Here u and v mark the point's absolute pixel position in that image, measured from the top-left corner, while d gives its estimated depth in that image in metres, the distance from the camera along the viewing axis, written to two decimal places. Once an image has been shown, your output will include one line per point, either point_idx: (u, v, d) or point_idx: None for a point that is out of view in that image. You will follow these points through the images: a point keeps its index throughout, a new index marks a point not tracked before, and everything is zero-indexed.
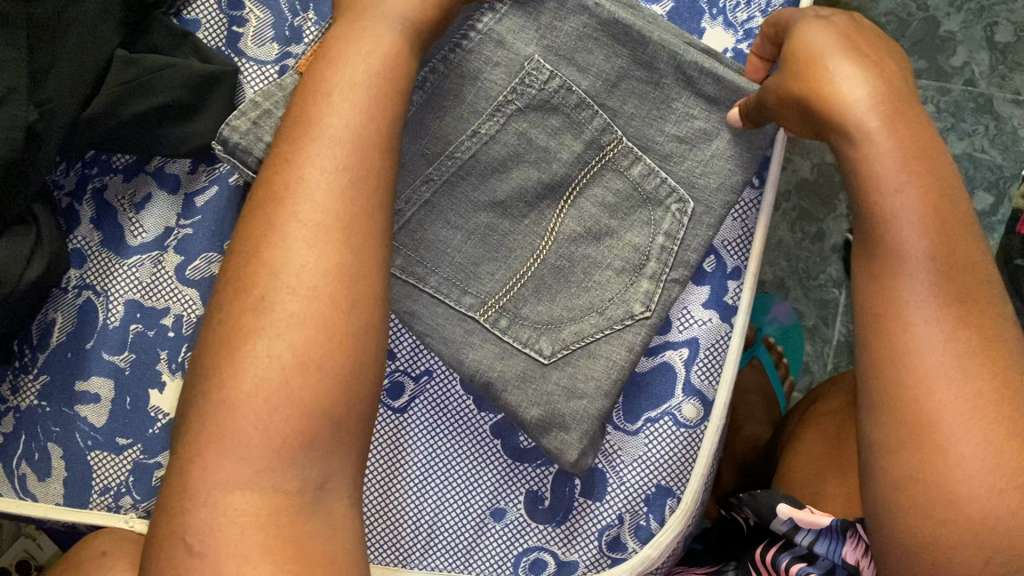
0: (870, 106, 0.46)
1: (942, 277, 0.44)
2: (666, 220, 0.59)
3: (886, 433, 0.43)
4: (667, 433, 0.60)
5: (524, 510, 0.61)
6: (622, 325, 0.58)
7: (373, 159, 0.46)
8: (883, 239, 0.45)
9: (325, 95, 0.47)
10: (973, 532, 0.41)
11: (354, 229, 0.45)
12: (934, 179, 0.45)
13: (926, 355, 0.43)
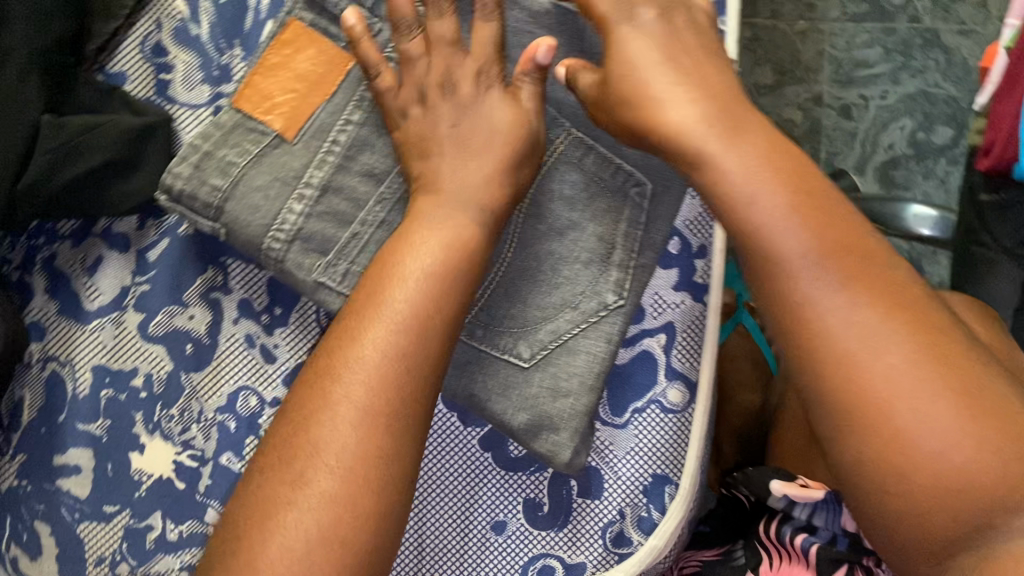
0: (703, 119, 0.47)
1: (829, 260, 0.41)
2: (627, 206, 0.58)
3: (834, 426, 0.40)
4: (656, 421, 0.60)
5: (524, 518, 0.60)
6: (598, 316, 0.57)
7: (428, 341, 0.48)
8: (755, 236, 0.43)
9: (390, 276, 0.49)
10: (945, 494, 0.37)
11: (403, 417, 0.46)
12: (788, 177, 0.44)
13: (840, 339, 0.40)
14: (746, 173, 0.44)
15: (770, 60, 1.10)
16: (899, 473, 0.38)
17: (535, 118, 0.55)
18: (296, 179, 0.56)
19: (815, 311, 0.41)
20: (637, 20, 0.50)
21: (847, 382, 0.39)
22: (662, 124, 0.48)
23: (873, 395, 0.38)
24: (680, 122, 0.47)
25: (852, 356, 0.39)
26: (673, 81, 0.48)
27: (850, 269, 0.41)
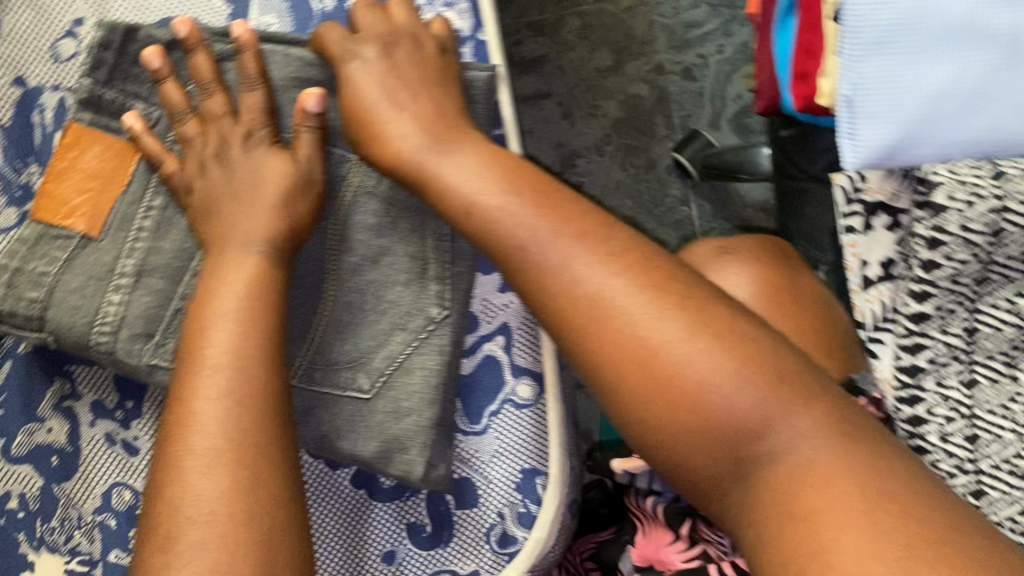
0: (425, 142, 0.55)
1: (577, 241, 0.47)
2: (432, 222, 0.61)
3: (623, 392, 0.44)
4: (512, 419, 0.62)
5: (410, 543, 0.62)
6: (427, 332, 0.60)
7: (253, 372, 0.49)
8: (511, 239, 0.49)
9: (202, 332, 0.51)
10: (723, 424, 0.42)
11: (250, 444, 0.47)
12: (516, 180, 0.51)
13: (609, 306, 0.45)
14: (483, 190, 0.51)
15: (605, 43, 1.13)
16: (676, 418, 0.43)
17: (310, 164, 0.58)
18: (109, 273, 0.57)
19: (574, 290, 0.46)
20: (364, 60, 0.58)
21: (620, 343, 0.44)
22: (399, 157, 0.55)
23: (642, 350, 0.44)
24: (407, 151, 0.55)
25: (617, 320, 0.44)
26: (397, 113, 0.56)
27: (590, 249, 0.47)
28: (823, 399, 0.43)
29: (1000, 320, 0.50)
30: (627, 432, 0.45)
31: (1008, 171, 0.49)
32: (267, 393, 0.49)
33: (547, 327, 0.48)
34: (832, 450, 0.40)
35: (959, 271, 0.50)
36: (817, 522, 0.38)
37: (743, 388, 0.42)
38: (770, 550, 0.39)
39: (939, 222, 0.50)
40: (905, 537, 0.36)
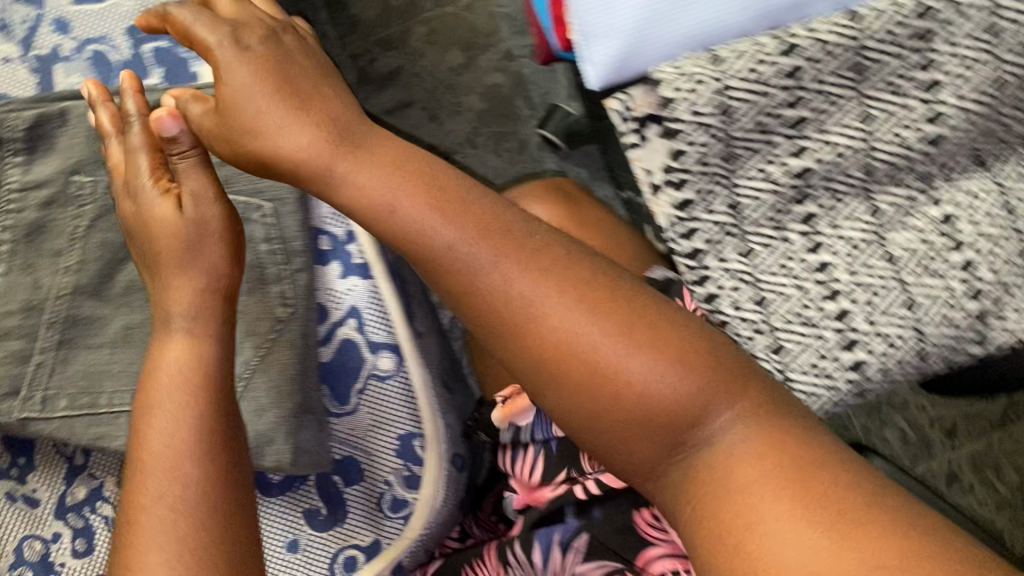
0: (328, 153, 0.50)
1: (489, 238, 0.45)
2: (259, 229, 0.64)
3: (559, 390, 0.43)
4: (380, 392, 0.67)
5: (310, 528, 0.65)
6: (276, 331, 0.63)
7: (216, 457, 0.48)
8: (415, 244, 0.46)
9: (152, 411, 0.49)
10: (663, 419, 0.41)
11: (215, 531, 0.45)
12: (423, 181, 0.48)
13: (539, 306, 0.43)
14: (388, 198, 0.47)
15: (453, 43, 1.17)
16: (609, 412, 0.42)
17: (215, 200, 0.58)
18: None
19: (492, 291, 0.44)
20: (240, 48, 0.52)
21: (540, 337, 0.43)
22: (302, 166, 0.50)
23: (557, 340, 0.42)
24: (295, 152, 0.50)
25: (548, 319, 0.42)
26: (285, 114, 0.50)
27: (516, 254, 0.44)
28: (757, 387, 0.42)
29: (757, 189, 0.54)
30: (552, 412, 0.44)
31: (722, 55, 0.53)
32: (218, 468, 0.47)
33: (467, 318, 0.46)
34: (772, 437, 0.40)
35: (705, 152, 0.53)
36: (747, 500, 0.38)
37: (675, 380, 0.41)
38: (698, 539, 0.39)
39: (670, 113, 0.53)
40: (838, 524, 0.35)
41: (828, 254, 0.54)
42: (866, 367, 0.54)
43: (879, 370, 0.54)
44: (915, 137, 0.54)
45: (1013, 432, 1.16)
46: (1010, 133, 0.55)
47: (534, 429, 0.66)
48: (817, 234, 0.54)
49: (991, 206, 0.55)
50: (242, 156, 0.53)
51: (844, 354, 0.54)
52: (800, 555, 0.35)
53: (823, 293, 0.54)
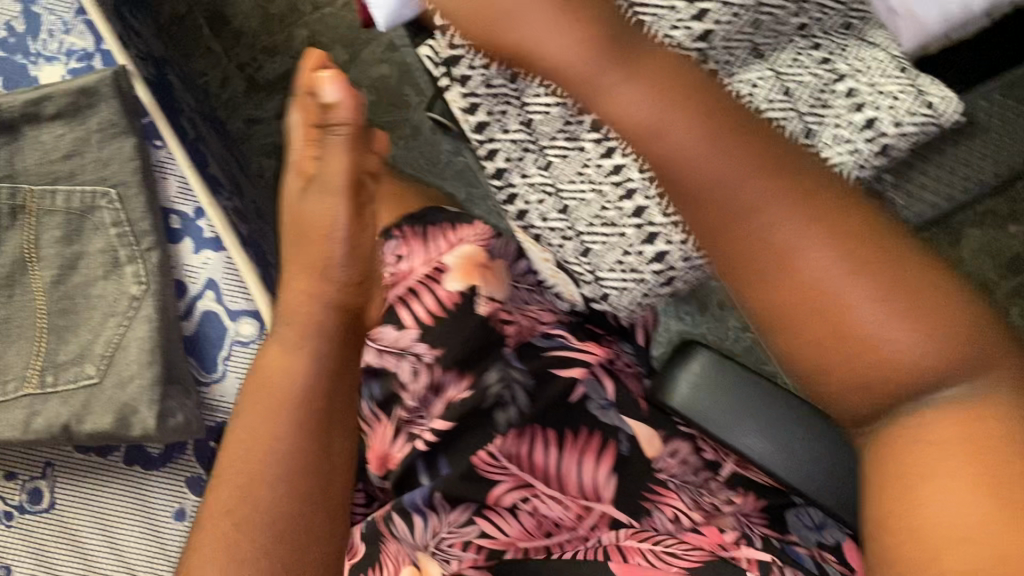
0: (586, 62, 0.51)
1: (769, 174, 0.46)
2: (106, 216, 0.67)
3: (795, 326, 0.45)
4: (243, 357, 0.69)
5: (193, 495, 0.68)
6: (134, 308, 0.66)
7: (323, 455, 0.54)
8: (657, 139, 0.48)
9: (267, 384, 0.55)
10: (902, 377, 0.43)
11: (314, 505, 0.52)
12: (693, 104, 0.48)
13: (781, 227, 0.45)
14: (656, 114, 0.49)
15: (337, 40, 1.19)
16: (827, 347, 0.44)
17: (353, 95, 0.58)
18: None
19: (738, 220, 0.46)
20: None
21: (776, 265, 0.45)
22: (566, 76, 0.52)
23: (780, 274, 0.45)
24: (558, 63, 0.52)
25: (780, 243, 0.45)
26: (567, 35, 0.52)
27: (768, 178, 0.46)
28: (1008, 367, 0.44)
29: (545, 104, 0.58)
30: (776, 351, 0.47)
31: None
32: (306, 463, 0.53)
33: (675, 201, 0.49)
34: (964, 418, 0.42)
35: (488, 73, 0.58)
36: (910, 476, 0.43)
37: (930, 352, 0.43)
38: (872, 517, 0.44)
39: (450, 42, 0.57)
40: (1000, 500, 0.41)
41: (620, 155, 0.56)
42: (668, 257, 0.56)
43: (680, 260, 0.56)
44: (685, 34, 0.56)
45: None
46: (778, 19, 0.57)
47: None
48: (608, 140, 0.57)
49: (768, 91, 0.57)
50: (499, 54, 0.54)
51: (644, 247, 0.57)
52: (963, 526, 0.41)
53: (619, 194, 0.57)
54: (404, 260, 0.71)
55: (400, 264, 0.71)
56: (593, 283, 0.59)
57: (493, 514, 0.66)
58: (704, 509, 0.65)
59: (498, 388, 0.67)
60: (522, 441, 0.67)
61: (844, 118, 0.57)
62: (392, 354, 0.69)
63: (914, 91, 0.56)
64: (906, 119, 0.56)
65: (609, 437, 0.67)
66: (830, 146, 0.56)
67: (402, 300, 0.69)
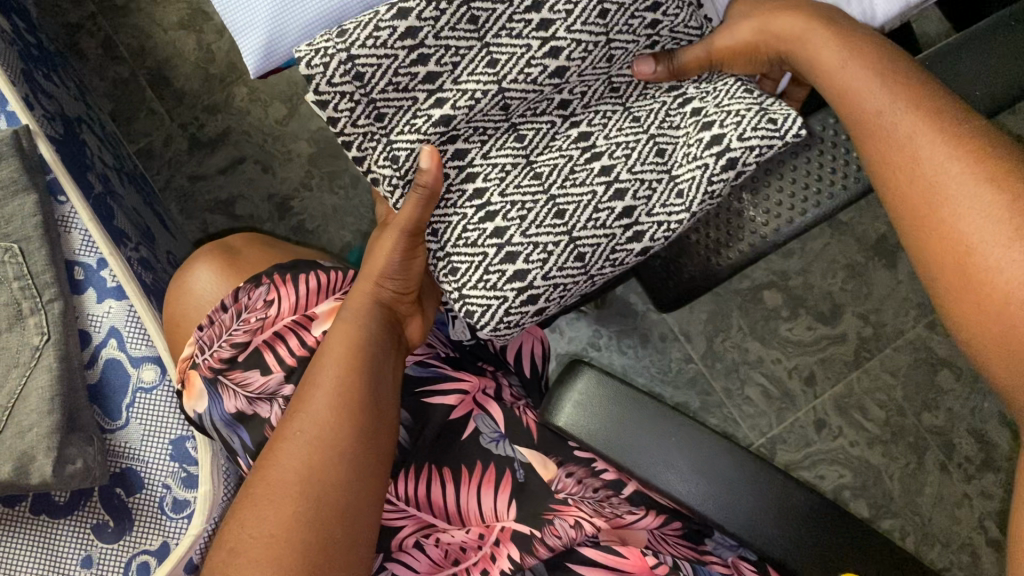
0: (810, 22, 0.61)
1: (914, 103, 0.55)
2: (9, 269, 0.69)
3: (901, 190, 0.55)
4: (147, 402, 0.71)
5: (100, 542, 0.69)
6: (36, 358, 0.67)
7: (383, 383, 0.61)
8: (829, 72, 0.59)
9: (347, 325, 0.62)
10: (1001, 280, 0.49)
11: (381, 415, 0.60)
12: (876, 62, 0.58)
13: (940, 171, 0.53)
14: (841, 59, 0.59)
15: (277, 96, 1.23)
16: (952, 270, 0.52)
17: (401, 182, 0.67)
18: None
19: (876, 119, 0.56)
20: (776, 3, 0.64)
21: (921, 181, 0.54)
22: (777, 27, 0.62)
23: (927, 193, 0.53)
24: (792, 32, 0.62)
25: (915, 150, 0.54)
26: (800, 16, 0.62)
27: (918, 118, 0.55)
28: None
29: (409, 142, 0.61)
30: (920, 264, 0.55)
31: (348, 28, 0.59)
32: (363, 436, 0.57)
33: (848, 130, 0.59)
34: None
35: (353, 115, 0.60)
36: (999, 292, 0.49)
37: (1010, 252, 0.49)
38: (968, 330, 0.51)
39: (315, 88, 0.59)
40: None
41: (482, 180, 0.61)
42: (529, 275, 0.61)
43: (541, 277, 0.61)
44: (540, 71, 0.60)
45: (870, 369, 1.18)
46: (629, 51, 0.62)
47: (210, 413, 0.66)
48: (469, 166, 0.62)
49: (618, 122, 0.62)
50: (753, 50, 0.63)
51: (505, 266, 0.61)
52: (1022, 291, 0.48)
53: (480, 214, 0.61)
54: (273, 304, 0.68)
55: (269, 309, 0.68)
56: (460, 300, 0.62)
57: (403, 556, 0.66)
58: (606, 515, 0.66)
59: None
60: (418, 482, 0.67)
61: (693, 137, 0.61)
62: (263, 402, 0.66)
63: (757, 109, 0.60)
64: (750, 132, 0.59)
65: (504, 467, 0.68)
66: (681, 164, 0.61)
67: (269, 345, 0.67)
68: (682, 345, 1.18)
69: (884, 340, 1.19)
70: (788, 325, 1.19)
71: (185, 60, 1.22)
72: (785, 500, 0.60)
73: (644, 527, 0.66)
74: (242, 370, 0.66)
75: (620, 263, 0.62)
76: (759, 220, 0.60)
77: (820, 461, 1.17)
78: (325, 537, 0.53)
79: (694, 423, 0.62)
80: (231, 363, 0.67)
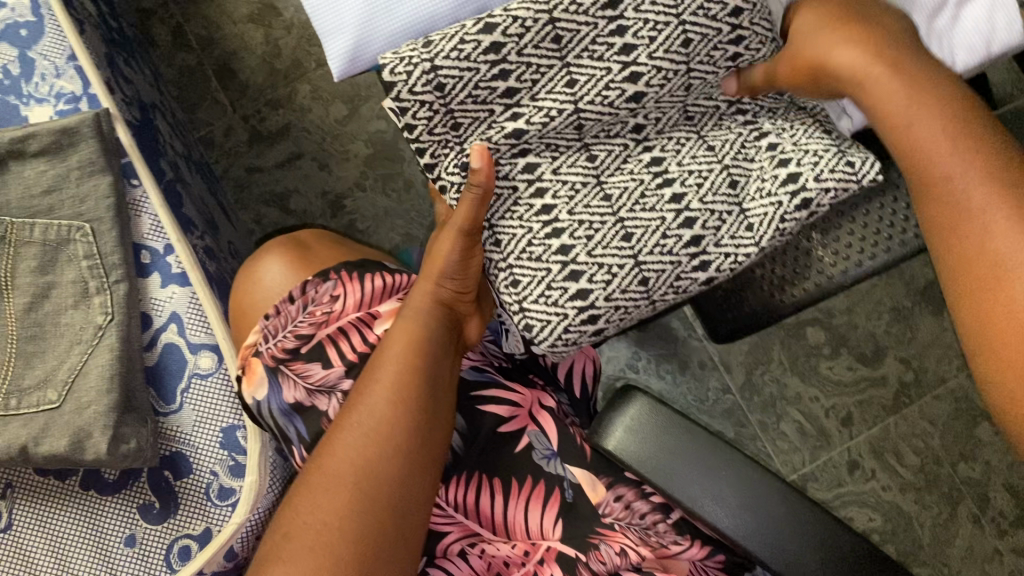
0: (877, 60, 0.61)
1: (981, 167, 0.56)
2: (80, 249, 0.70)
3: (953, 249, 0.57)
4: (201, 389, 0.72)
5: (145, 522, 0.70)
6: (99, 336, 0.69)
7: (440, 377, 0.62)
8: (897, 116, 0.59)
9: (405, 323, 0.64)
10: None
11: (438, 409, 0.61)
12: (946, 116, 0.58)
13: (998, 240, 0.54)
14: (908, 109, 0.59)
15: (338, 96, 1.24)
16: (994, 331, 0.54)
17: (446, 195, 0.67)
18: None
19: (940, 178, 0.57)
20: (842, 25, 0.63)
21: (976, 246, 0.55)
22: (841, 59, 0.61)
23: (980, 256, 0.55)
24: (860, 68, 0.61)
25: (977, 217, 0.56)
26: (865, 52, 0.61)
27: (984, 184, 0.56)
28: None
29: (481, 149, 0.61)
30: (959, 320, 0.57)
31: (434, 39, 0.60)
32: (417, 435, 0.59)
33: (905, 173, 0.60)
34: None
35: (430, 123, 0.61)
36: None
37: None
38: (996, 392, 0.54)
39: (395, 95, 0.60)
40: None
41: (551, 196, 0.61)
42: (591, 295, 0.60)
43: (602, 299, 0.60)
44: (617, 96, 0.60)
45: (908, 415, 1.18)
46: (707, 82, 0.62)
47: (269, 401, 0.66)
48: (539, 180, 0.61)
49: (693, 149, 0.62)
50: (815, 77, 0.62)
51: (568, 284, 0.60)
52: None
53: (546, 230, 0.61)
54: (339, 300, 0.69)
55: (335, 304, 0.69)
56: (519, 313, 0.62)
57: (445, 563, 0.67)
58: (651, 544, 0.66)
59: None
60: (467, 489, 0.68)
61: (768, 174, 0.61)
62: (322, 395, 0.67)
63: (835, 150, 0.60)
64: (827, 174, 0.59)
65: (552, 485, 0.68)
66: (753, 199, 0.61)
67: (332, 340, 0.68)
68: (721, 376, 1.18)
69: (925, 387, 1.18)
70: (829, 364, 1.19)
71: (251, 52, 1.23)
72: (828, 542, 0.59)
73: (687, 558, 0.67)
74: (304, 362, 0.67)
75: (682, 291, 0.62)
76: (826, 261, 0.62)
77: (850, 502, 1.16)
78: (372, 533, 0.55)
79: (743, 458, 0.61)
80: (294, 355, 0.68)
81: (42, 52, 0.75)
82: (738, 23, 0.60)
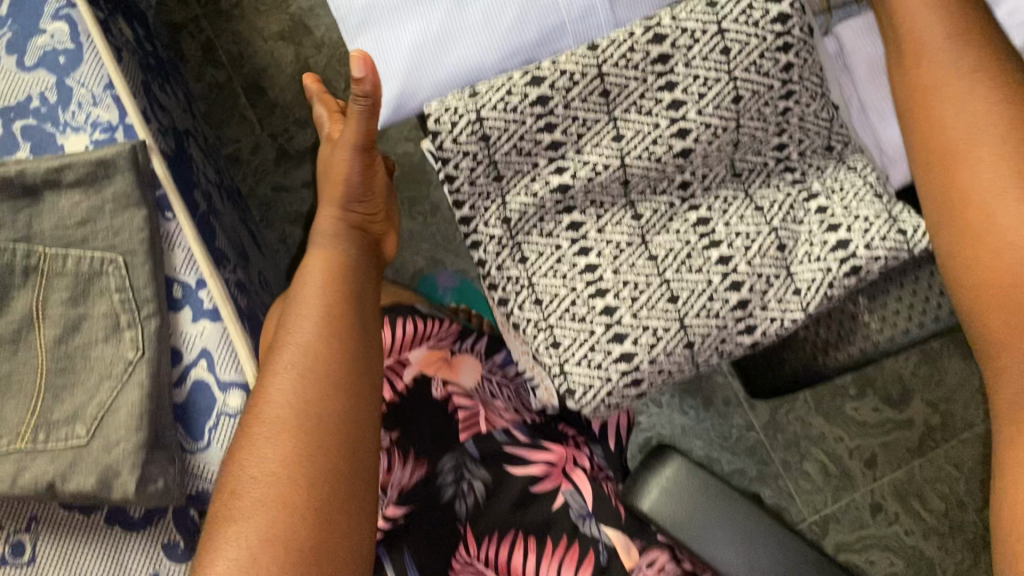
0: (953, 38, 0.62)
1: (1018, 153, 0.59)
2: (112, 282, 0.70)
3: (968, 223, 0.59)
4: (230, 428, 0.71)
5: (170, 561, 0.69)
6: (128, 373, 0.68)
7: (357, 306, 0.66)
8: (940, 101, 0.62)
9: (322, 259, 0.68)
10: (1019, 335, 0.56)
11: (359, 338, 0.65)
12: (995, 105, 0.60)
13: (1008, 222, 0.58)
14: (965, 94, 0.61)
15: None
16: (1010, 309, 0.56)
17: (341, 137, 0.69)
18: None
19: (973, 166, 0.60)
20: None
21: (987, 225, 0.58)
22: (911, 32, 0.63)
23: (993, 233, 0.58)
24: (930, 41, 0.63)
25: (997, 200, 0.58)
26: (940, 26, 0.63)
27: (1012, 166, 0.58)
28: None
29: (523, 205, 0.60)
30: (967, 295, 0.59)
31: (480, 90, 0.59)
32: (349, 364, 0.63)
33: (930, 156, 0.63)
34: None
35: (472, 173, 0.59)
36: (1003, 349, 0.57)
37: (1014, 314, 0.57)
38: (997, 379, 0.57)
39: (438, 144, 0.59)
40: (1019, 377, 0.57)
41: (596, 255, 0.60)
42: (635, 358, 0.59)
43: (647, 362, 0.59)
44: (665, 151, 0.59)
45: (933, 458, 1.17)
46: (757, 139, 0.61)
47: None
48: (583, 239, 0.61)
49: (739, 209, 0.61)
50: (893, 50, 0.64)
51: (612, 346, 0.59)
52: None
53: (591, 291, 0.60)
54: None
55: None
56: (561, 375, 0.60)
57: None
58: None
59: (453, 478, 0.70)
60: (499, 547, 0.67)
61: (817, 239, 0.60)
62: None
63: (886, 217, 0.59)
64: (878, 242, 0.59)
65: (588, 544, 0.67)
66: (802, 262, 0.60)
67: None
68: (745, 413, 1.16)
69: (950, 432, 1.17)
70: (855, 404, 1.17)
71: (281, 70, 1.22)
72: None
73: None
74: None
75: (726, 354, 0.60)
76: (872, 326, 0.61)
77: (871, 546, 1.15)
78: (330, 460, 0.58)
79: (783, 526, 0.60)
80: None
81: (80, 79, 0.74)
82: (790, 77, 0.59)
